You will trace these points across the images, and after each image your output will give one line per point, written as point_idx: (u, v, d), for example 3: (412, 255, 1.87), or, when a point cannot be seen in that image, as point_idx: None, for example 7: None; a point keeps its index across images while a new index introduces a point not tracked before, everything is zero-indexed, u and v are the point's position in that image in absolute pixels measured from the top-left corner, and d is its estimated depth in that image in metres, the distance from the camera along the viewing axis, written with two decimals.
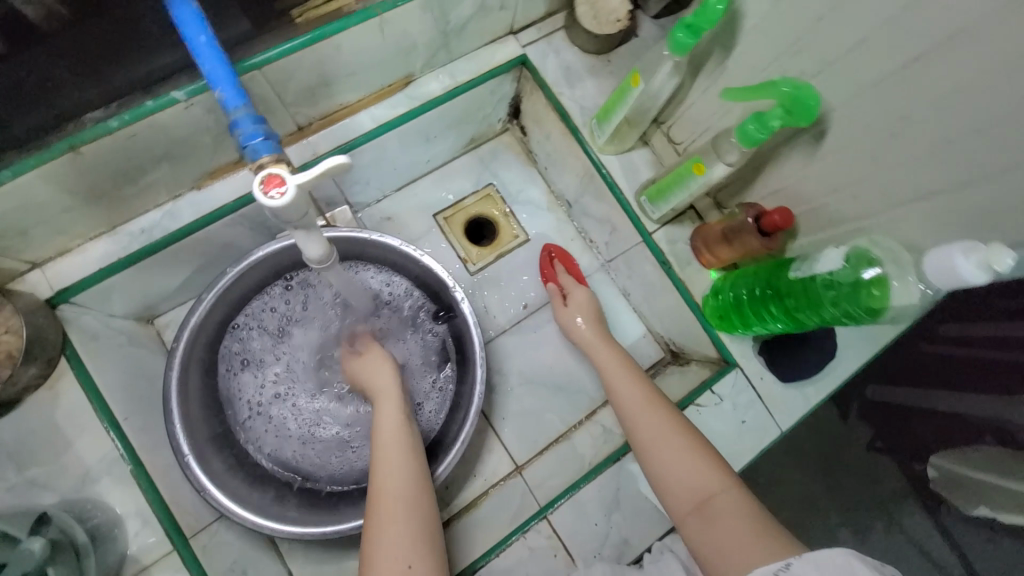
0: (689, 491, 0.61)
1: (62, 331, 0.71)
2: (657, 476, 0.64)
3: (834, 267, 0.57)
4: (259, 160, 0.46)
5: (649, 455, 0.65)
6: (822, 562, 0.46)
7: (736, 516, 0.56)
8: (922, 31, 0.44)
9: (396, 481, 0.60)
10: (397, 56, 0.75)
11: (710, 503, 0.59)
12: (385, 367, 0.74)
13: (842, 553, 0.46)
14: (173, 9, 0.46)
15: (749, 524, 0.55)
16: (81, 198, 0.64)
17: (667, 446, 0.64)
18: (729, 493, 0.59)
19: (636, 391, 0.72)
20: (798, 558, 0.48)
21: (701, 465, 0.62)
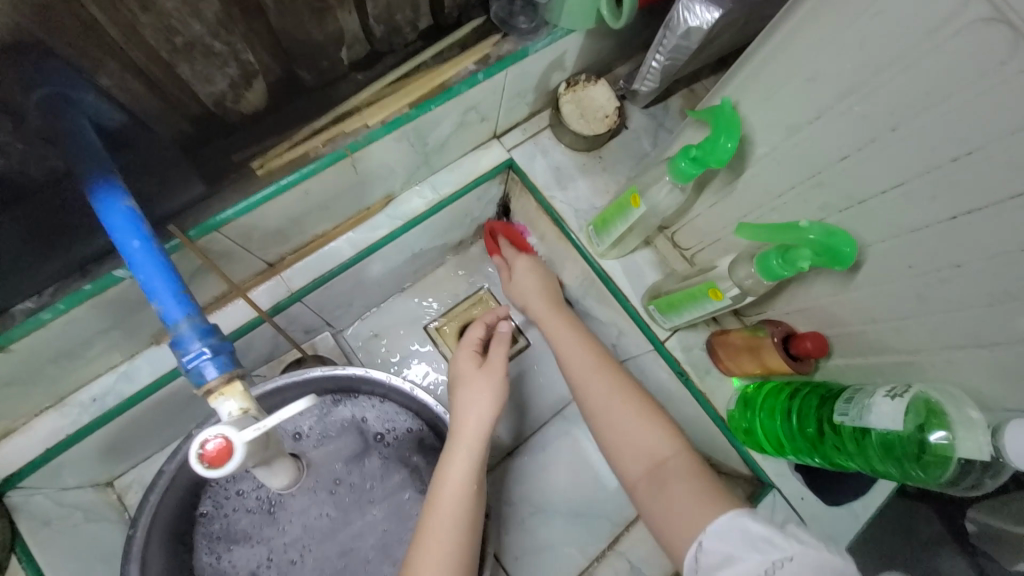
0: (642, 456, 0.60)
1: (11, 524, 0.60)
2: (608, 444, 0.63)
3: (892, 423, 0.49)
4: (207, 385, 0.39)
5: (602, 424, 0.64)
6: (722, 530, 0.49)
7: (682, 481, 0.56)
8: (978, 187, 0.37)
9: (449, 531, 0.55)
10: (375, 182, 0.69)
11: (662, 470, 0.58)
12: (489, 398, 0.65)
13: (731, 516, 0.50)
14: (103, 216, 0.41)
15: (694, 487, 0.55)
16: (19, 383, 0.56)
17: (617, 406, 0.64)
18: (679, 457, 0.59)
19: (583, 354, 0.70)
20: (705, 534, 0.50)
21: (652, 430, 0.61)
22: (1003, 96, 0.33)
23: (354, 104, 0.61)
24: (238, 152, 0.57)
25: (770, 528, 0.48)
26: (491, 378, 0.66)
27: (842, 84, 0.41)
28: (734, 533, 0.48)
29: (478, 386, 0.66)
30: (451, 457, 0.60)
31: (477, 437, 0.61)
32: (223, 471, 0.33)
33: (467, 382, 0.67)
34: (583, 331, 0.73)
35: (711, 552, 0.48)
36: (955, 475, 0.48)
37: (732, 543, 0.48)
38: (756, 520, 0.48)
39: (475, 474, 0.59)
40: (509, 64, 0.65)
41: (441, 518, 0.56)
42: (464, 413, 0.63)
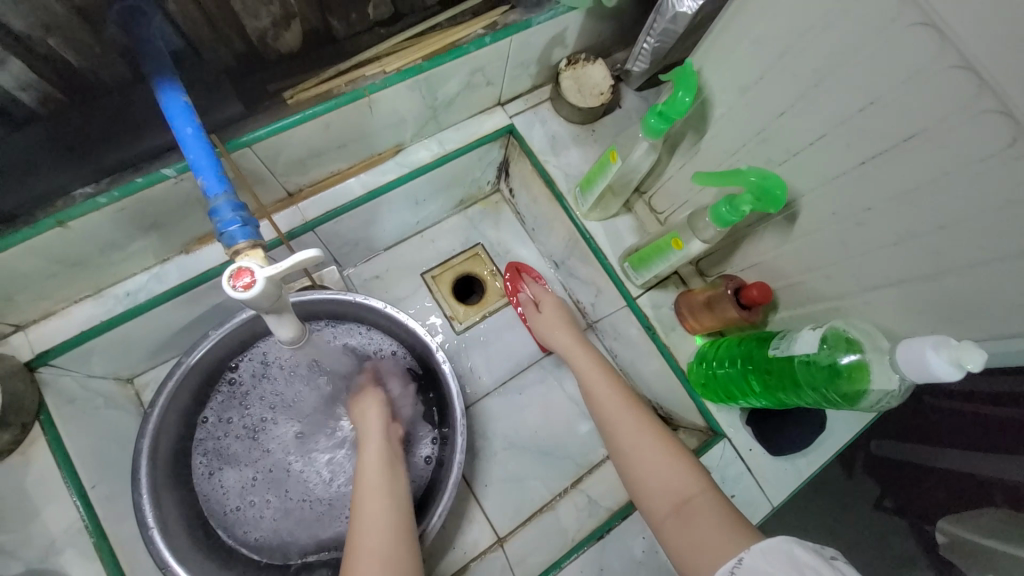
0: (666, 494, 0.62)
1: (39, 394, 0.70)
2: (637, 482, 0.65)
3: (811, 348, 0.57)
4: (236, 246, 0.47)
5: (632, 464, 0.66)
6: (766, 552, 0.47)
7: (710, 513, 0.57)
8: (879, 133, 0.45)
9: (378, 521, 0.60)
10: (387, 129, 0.78)
11: (690, 505, 0.59)
12: (375, 415, 0.74)
13: (781, 540, 0.47)
14: (165, 105, 0.50)
15: (721, 518, 0.55)
16: (68, 265, 0.65)
17: (648, 446, 0.66)
18: (707, 494, 0.60)
19: (611, 395, 0.75)
20: (747, 552, 0.49)
21: (679, 468, 0.63)
22: (891, 52, 0.41)
23: (375, 53, 0.70)
24: (272, 84, 0.67)
25: (821, 559, 0.45)
26: (374, 412, 0.75)
27: (779, 47, 0.49)
28: (780, 556, 0.46)
29: (369, 419, 0.74)
30: (363, 469, 0.67)
31: (380, 444, 0.70)
32: (247, 295, 0.42)
33: (359, 425, 0.74)
34: (616, 380, 0.77)
35: (751, 571, 0.47)
36: (873, 402, 0.54)
37: (776, 565, 0.45)
38: (808, 549, 0.45)
39: (383, 472, 0.66)
40: (514, 32, 0.74)
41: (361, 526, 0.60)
42: (368, 428, 0.72)
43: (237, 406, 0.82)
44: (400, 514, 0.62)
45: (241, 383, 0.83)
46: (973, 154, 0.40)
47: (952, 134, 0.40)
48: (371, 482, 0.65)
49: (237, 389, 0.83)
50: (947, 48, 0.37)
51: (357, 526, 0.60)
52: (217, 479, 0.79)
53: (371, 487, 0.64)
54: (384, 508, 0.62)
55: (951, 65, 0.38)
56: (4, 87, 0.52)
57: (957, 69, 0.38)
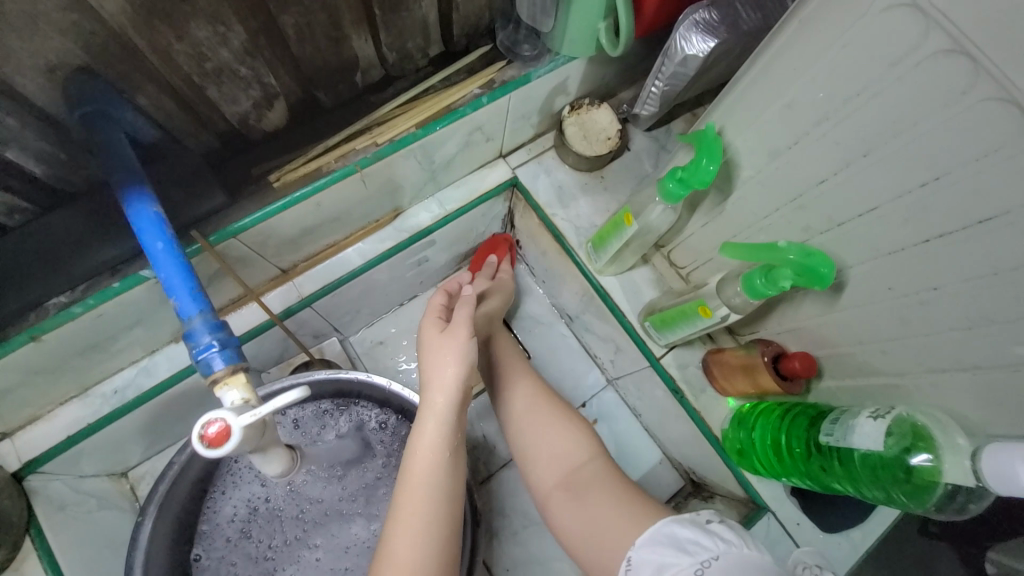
0: (560, 464, 0.63)
1: (27, 505, 0.65)
2: (524, 451, 0.65)
3: (875, 443, 0.49)
4: (214, 374, 0.42)
5: (518, 438, 0.66)
6: (652, 539, 0.51)
7: (599, 484, 0.60)
8: (948, 212, 0.38)
9: (414, 538, 0.53)
10: (383, 197, 0.73)
11: (578, 476, 0.62)
12: (451, 370, 0.60)
13: (660, 526, 0.52)
14: (133, 218, 0.45)
15: (611, 493, 0.58)
16: (49, 372, 0.61)
17: (531, 414, 0.67)
18: (596, 462, 0.63)
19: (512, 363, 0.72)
20: (635, 547, 0.52)
21: (569, 439, 0.65)
22: (962, 125, 0.35)
23: (366, 123, 0.66)
24: (257, 166, 0.62)
25: (696, 529, 0.50)
26: (460, 340, 0.62)
27: (817, 112, 0.43)
28: (663, 540, 0.51)
29: (443, 358, 0.61)
30: (422, 427, 0.58)
31: (446, 405, 0.59)
32: (221, 451, 0.36)
33: (429, 347, 0.63)
34: (524, 361, 0.73)
35: (644, 566, 0.50)
36: (941, 501, 0.48)
37: (659, 551, 0.50)
38: (683, 524, 0.51)
39: (445, 452, 0.58)
40: (512, 89, 0.69)
41: (407, 517, 0.54)
42: (433, 377, 0.60)
43: (235, 503, 0.75)
44: (450, 507, 0.56)
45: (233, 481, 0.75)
46: None
47: None
48: (429, 457, 0.57)
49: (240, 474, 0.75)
50: None
51: (404, 512, 0.55)
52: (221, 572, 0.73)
53: (422, 465, 0.57)
54: (424, 526, 0.54)
55: None
56: None
57: None
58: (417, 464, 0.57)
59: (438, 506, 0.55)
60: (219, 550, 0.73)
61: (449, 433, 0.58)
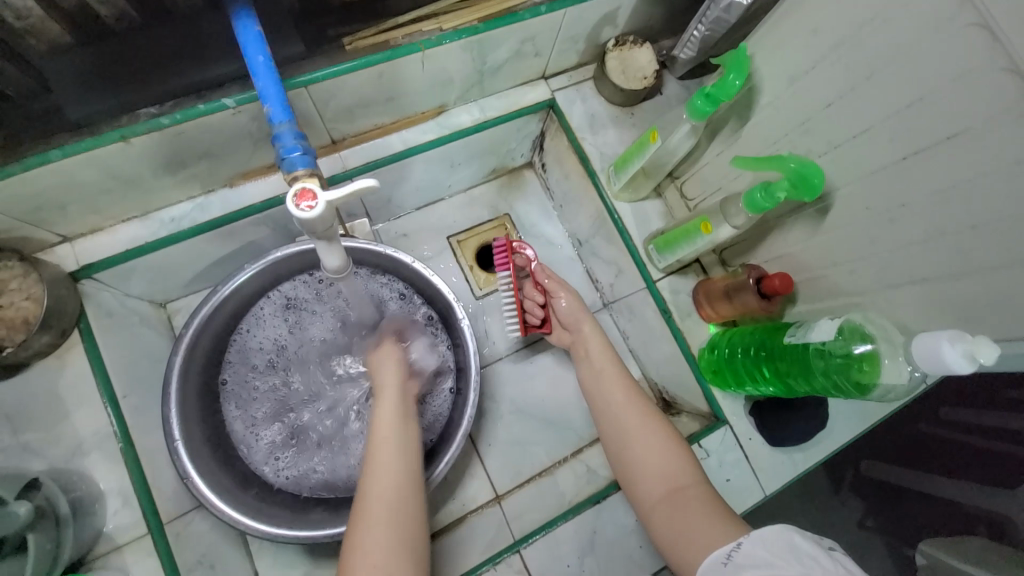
0: (663, 480, 0.66)
1: (81, 304, 0.73)
2: (635, 461, 0.69)
3: (826, 337, 0.59)
4: (294, 173, 0.50)
5: (630, 451, 0.70)
6: (767, 538, 0.50)
7: (702, 505, 0.61)
8: (924, 130, 0.46)
9: (389, 480, 0.59)
10: (434, 88, 0.80)
11: (682, 491, 0.63)
12: (392, 362, 0.73)
13: (783, 530, 0.50)
14: (239, 33, 0.52)
15: (708, 511, 0.59)
16: (124, 183, 0.68)
17: (646, 436, 0.70)
18: (698, 484, 0.64)
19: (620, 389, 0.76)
20: (747, 539, 0.52)
21: (677, 461, 0.67)
22: (949, 49, 0.42)
23: (434, 10, 0.72)
24: (332, 30, 0.69)
25: (819, 549, 0.48)
26: (390, 355, 0.74)
27: (836, 38, 0.51)
28: (781, 543, 0.49)
29: (383, 361, 0.74)
30: (381, 403, 0.67)
31: (393, 385, 0.69)
32: (309, 218, 0.44)
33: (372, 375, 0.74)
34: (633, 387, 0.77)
35: (749, 556, 0.50)
36: (876, 393, 0.57)
37: (776, 552, 0.49)
38: (806, 537, 0.49)
39: (402, 414, 0.67)
40: (570, 4, 0.75)
41: (377, 465, 0.61)
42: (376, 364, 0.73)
43: (259, 346, 0.85)
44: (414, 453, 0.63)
45: (258, 327, 0.85)
46: (1010, 157, 0.41)
47: (994, 134, 0.42)
48: (389, 415, 0.66)
49: (267, 316, 0.85)
50: (998, 48, 0.39)
51: (373, 462, 0.61)
52: (244, 395, 0.83)
53: (384, 424, 0.65)
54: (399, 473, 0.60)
55: (1002, 66, 0.39)
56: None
57: (1006, 71, 0.39)
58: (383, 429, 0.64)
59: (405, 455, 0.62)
60: (243, 378, 0.83)
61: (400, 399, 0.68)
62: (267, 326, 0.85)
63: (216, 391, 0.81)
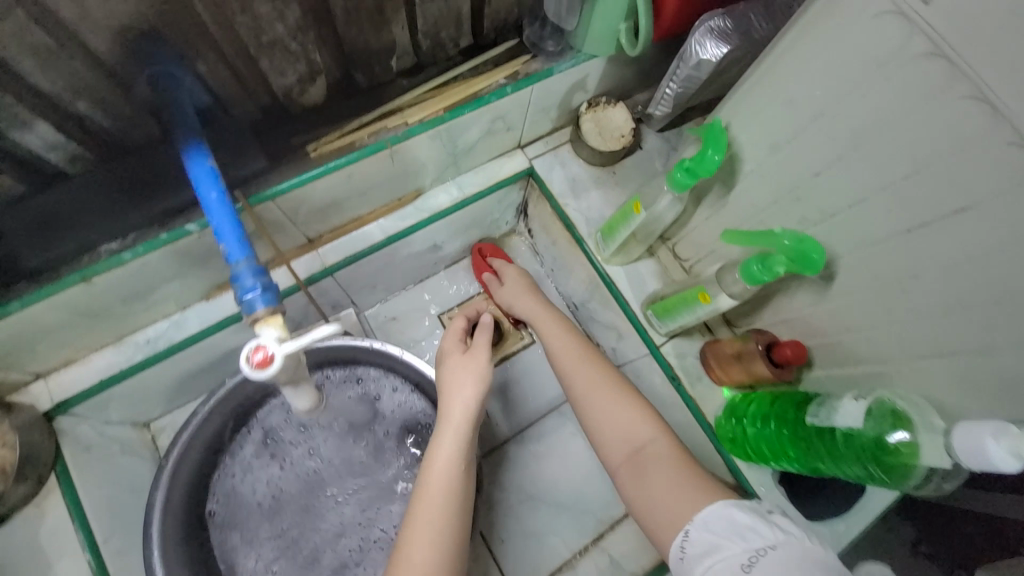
0: (622, 444, 0.63)
1: (57, 443, 0.69)
2: (594, 427, 0.66)
3: (855, 421, 0.53)
4: (255, 314, 0.46)
5: (586, 410, 0.67)
6: (709, 520, 0.53)
7: (662, 468, 0.60)
8: (927, 203, 0.42)
9: (430, 539, 0.55)
10: (407, 176, 0.78)
11: (641, 456, 0.62)
12: (470, 384, 0.67)
13: (720, 507, 0.54)
14: (191, 169, 0.50)
15: (676, 474, 0.59)
16: (91, 316, 0.65)
17: (596, 393, 0.67)
18: (659, 442, 0.62)
19: (569, 346, 0.72)
20: (693, 523, 0.54)
21: (635, 419, 0.64)
22: (941, 123, 0.39)
23: (398, 105, 0.70)
24: (295, 137, 0.67)
25: (755, 517, 0.51)
26: (476, 367, 0.69)
27: (813, 108, 0.48)
28: (719, 521, 0.52)
29: (461, 380, 0.67)
30: (440, 442, 0.62)
31: (461, 418, 0.64)
32: (265, 374, 0.41)
33: (452, 367, 0.70)
34: (579, 341, 0.73)
35: (697, 542, 0.52)
36: (918, 481, 0.52)
37: (717, 532, 0.52)
38: (742, 510, 0.52)
39: (460, 458, 0.61)
40: (535, 81, 0.74)
41: (421, 516, 0.57)
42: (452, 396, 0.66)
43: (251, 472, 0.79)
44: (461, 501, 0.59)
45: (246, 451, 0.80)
46: None
47: (1009, 210, 0.37)
48: (445, 461, 0.60)
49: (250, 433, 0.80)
50: (1001, 123, 0.35)
51: (417, 512, 0.57)
52: (232, 521, 0.77)
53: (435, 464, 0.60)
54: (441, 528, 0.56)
55: (1008, 140, 0.35)
56: (34, 149, 0.52)
57: (1015, 145, 0.35)
58: (433, 473, 0.60)
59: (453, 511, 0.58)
60: (231, 501, 0.78)
61: (465, 438, 0.62)
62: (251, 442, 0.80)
63: (203, 519, 0.76)
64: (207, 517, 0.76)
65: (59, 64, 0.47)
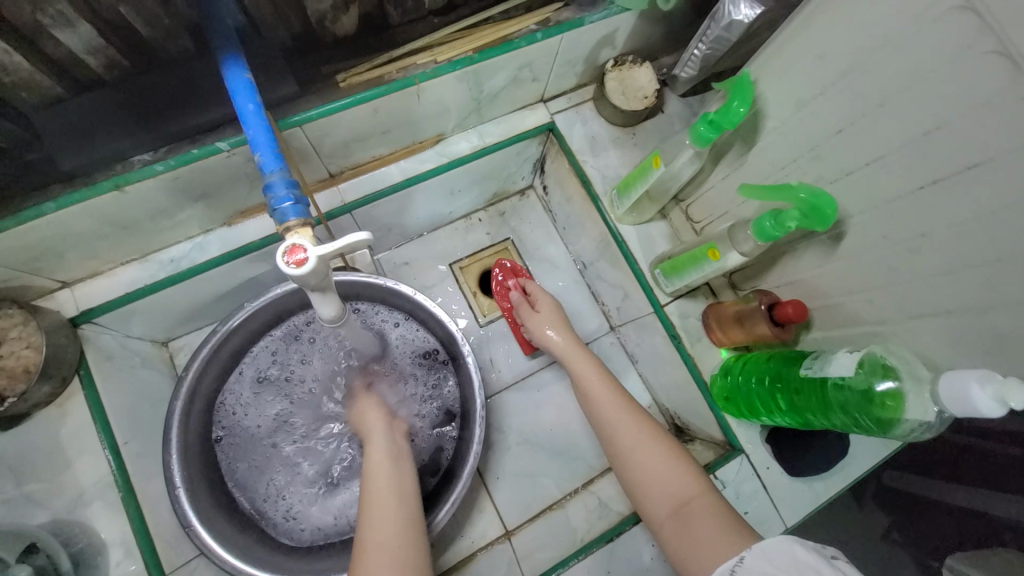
0: (667, 496, 0.63)
1: (80, 349, 0.72)
2: (635, 483, 0.66)
3: (846, 372, 0.56)
4: (287, 223, 0.48)
5: (628, 464, 0.67)
6: (768, 550, 0.49)
7: (708, 516, 0.58)
8: (943, 159, 0.44)
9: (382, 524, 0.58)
10: (431, 117, 0.79)
11: (687, 509, 0.61)
12: (375, 410, 0.75)
13: (783, 540, 0.49)
14: (229, 81, 0.51)
15: (719, 522, 0.57)
16: (119, 228, 0.67)
17: (642, 447, 0.67)
18: (704, 497, 0.61)
19: (610, 399, 0.74)
20: (749, 552, 0.51)
21: (679, 473, 0.64)
22: (967, 77, 0.40)
23: (427, 42, 0.71)
24: (325, 67, 0.68)
25: (820, 559, 0.46)
26: (369, 402, 0.77)
27: (845, 62, 0.49)
28: (781, 552, 0.48)
29: (365, 410, 0.75)
30: (370, 450, 0.68)
31: (378, 430, 0.70)
32: (299, 272, 0.42)
33: (357, 416, 0.76)
34: (620, 391, 0.75)
35: (751, 569, 0.49)
36: (901, 430, 0.54)
37: (776, 564, 0.47)
38: (807, 547, 0.48)
39: (391, 458, 0.66)
40: (566, 30, 0.74)
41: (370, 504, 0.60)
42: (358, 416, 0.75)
43: (262, 426, 0.81)
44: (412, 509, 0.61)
45: (237, 403, 0.82)
46: None
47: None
48: (378, 465, 0.65)
49: (262, 358, 0.83)
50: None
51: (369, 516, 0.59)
52: (243, 435, 0.81)
53: (376, 485, 0.62)
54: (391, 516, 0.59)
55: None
56: (75, 51, 0.53)
57: None
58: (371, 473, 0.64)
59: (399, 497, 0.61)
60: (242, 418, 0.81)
61: (390, 440, 0.69)
62: (264, 366, 0.83)
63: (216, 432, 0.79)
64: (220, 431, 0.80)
65: None
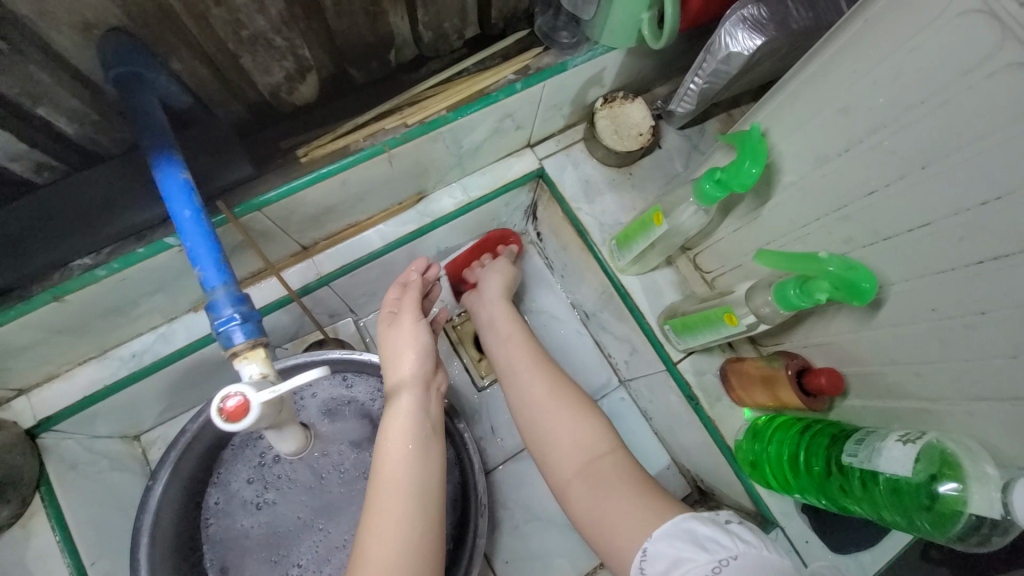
0: (579, 452, 0.62)
1: (39, 461, 0.65)
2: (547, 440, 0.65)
3: (902, 468, 0.47)
4: (234, 347, 0.42)
5: (543, 431, 0.65)
6: (669, 533, 0.51)
7: (616, 480, 0.59)
8: (1011, 232, 0.36)
9: (397, 535, 0.53)
10: (408, 179, 0.72)
11: (596, 467, 0.61)
12: (412, 331, 0.65)
13: (679, 519, 0.52)
14: (162, 185, 0.46)
15: (628, 494, 0.57)
16: (69, 331, 0.61)
17: (552, 407, 0.66)
18: (616, 454, 0.62)
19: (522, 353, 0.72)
20: (652, 538, 0.52)
21: (588, 431, 0.64)
22: None
23: (396, 104, 0.64)
24: (286, 140, 0.62)
25: (716, 528, 0.50)
26: (411, 315, 0.66)
27: (874, 118, 0.42)
28: (680, 534, 0.50)
29: (398, 340, 0.65)
30: (387, 435, 0.59)
31: (409, 407, 0.61)
32: (238, 424, 0.38)
33: (386, 331, 0.66)
34: (536, 348, 0.73)
35: (658, 556, 0.50)
36: (964, 533, 0.46)
37: (679, 544, 0.50)
38: (703, 522, 0.51)
39: (410, 455, 0.58)
40: (548, 77, 0.67)
41: (382, 518, 0.54)
42: (393, 366, 0.65)
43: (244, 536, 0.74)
44: (432, 520, 0.56)
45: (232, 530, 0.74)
46: None
47: None
48: (394, 455, 0.58)
49: (234, 461, 0.76)
50: None
51: (381, 510, 0.54)
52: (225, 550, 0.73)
53: (390, 493, 0.55)
54: (398, 529, 0.53)
55: None
56: None
57: None
58: (388, 471, 0.57)
59: (411, 509, 0.55)
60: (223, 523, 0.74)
61: (418, 428, 0.60)
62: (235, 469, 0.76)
63: (193, 539, 0.72)
64: (197, 539, 0.73)
65: (11, 60, 0.42)
